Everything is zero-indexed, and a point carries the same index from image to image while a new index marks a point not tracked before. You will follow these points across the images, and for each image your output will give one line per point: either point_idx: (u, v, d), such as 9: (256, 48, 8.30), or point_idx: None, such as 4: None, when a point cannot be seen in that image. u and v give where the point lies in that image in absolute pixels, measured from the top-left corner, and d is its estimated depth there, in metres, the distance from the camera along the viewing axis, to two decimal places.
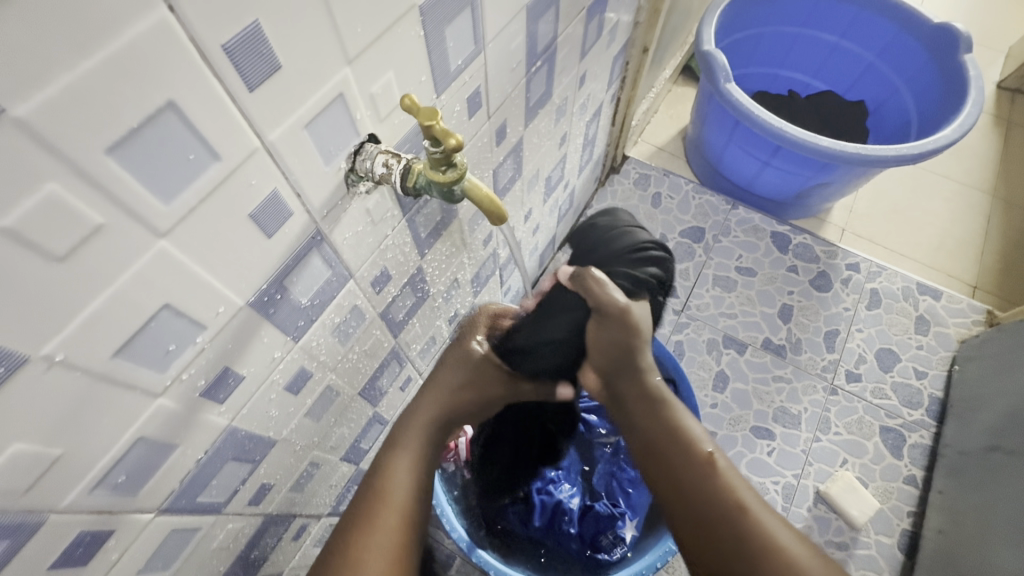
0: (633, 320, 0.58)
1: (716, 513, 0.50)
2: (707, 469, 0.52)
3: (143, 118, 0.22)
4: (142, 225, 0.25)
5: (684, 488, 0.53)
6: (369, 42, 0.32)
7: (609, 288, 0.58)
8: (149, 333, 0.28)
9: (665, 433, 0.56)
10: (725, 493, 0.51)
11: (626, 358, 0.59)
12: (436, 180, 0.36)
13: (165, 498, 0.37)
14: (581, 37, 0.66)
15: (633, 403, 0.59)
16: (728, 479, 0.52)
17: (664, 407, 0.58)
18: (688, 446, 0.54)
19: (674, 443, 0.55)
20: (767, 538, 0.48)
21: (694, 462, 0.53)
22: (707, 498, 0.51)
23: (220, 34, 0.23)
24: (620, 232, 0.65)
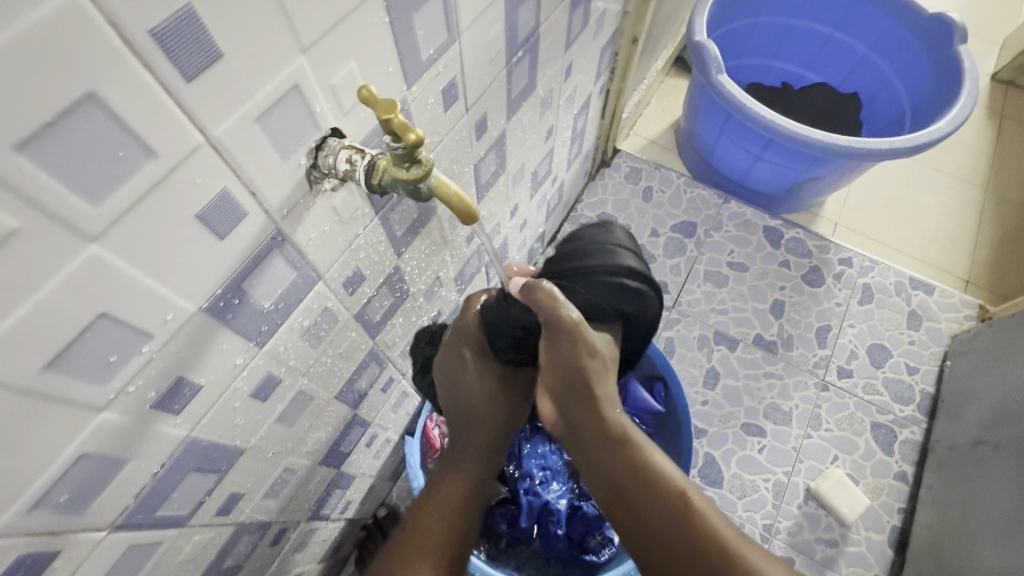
0: (586, 340, 0.53)
1: (699, 553, 0.50)
2: (684, 507, 0.52)
3: (58, 111, 0.20)
4: (67, 229, 0.23)
5: (661, 528, 0.52)
6: (327, 30, 0.30)
7: (561, 303, 0.52)
8: (86, 344, 0.26)
9: (636, 470, 0.54)
10: (705, 530, 0.51)
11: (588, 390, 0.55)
12: (400, 177, 0.33)
13: (120, 514, 0.35)
14: (566, 26, 0.64)
15: (594, 437, 0.56)
16: (704, 514, 0.52)
17: (631, 443, 0.55)
18: (661, 484, 0.53)
19: (646, 483, 0.53)
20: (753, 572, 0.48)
21: (671, 500, 0.52)
22: (690, 540, 0.50)
23: (148, 20, 0.21)
24: (596, 248, 0.56)
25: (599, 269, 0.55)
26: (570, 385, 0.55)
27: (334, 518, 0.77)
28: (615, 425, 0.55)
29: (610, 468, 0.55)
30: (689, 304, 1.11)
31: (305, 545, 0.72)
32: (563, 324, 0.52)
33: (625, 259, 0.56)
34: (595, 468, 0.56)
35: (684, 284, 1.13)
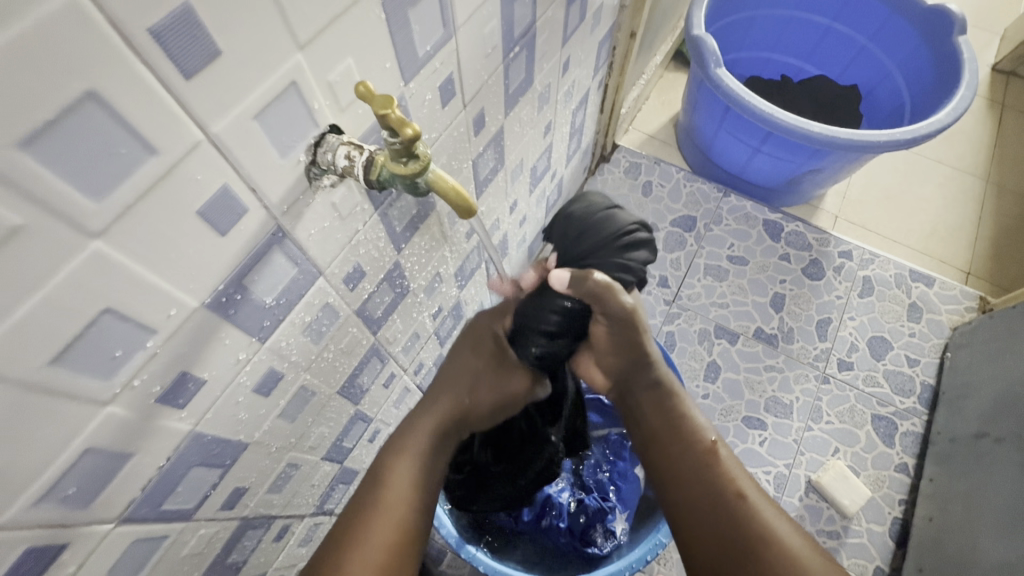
0: (639, 319, 0.61)
1: (715, 500, 0.55)
2: (711, 458, 0.58)
3: (61, 109, 0.21)
4: (71, 225, 0.23)
5: (686, 474, 0.58)
6: (322, 27, 0.30)
7: (617, 292, 0.57)
8: (90, 340, 0.27)
9: (671, 420, 0.61)
10: (726, 481, 0.56)
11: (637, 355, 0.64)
12: (398, 173, 0.34)
13: (126, 507, 0.35)
14: (563, 21, 0.64)
15: (645, 392, 0.64)
16: (728, 469, 0.57)
17: (676, 398, 0.63)
18: (692, 436, 0.60)
19: (681, 434, 0.60)
20: (761, 526, 0.52)
21: (699, 451, 0.58)
22: (710, 487, 0.56)
23: (145, 18, 0.22)
24: (596, 221, 0.59)
25: (612, 238, 0.58)
26: (623, 351, 0.64)
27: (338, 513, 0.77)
28: (659, 382, 0.64)
29: (650, 419, 0.63)
30: (689, 298, 1.12)
31: (309, 540, 0.73)
32: (623, 312, 0.59)
33: (626, 216, 0.59)
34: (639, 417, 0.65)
35: (684, 278, 1.13)
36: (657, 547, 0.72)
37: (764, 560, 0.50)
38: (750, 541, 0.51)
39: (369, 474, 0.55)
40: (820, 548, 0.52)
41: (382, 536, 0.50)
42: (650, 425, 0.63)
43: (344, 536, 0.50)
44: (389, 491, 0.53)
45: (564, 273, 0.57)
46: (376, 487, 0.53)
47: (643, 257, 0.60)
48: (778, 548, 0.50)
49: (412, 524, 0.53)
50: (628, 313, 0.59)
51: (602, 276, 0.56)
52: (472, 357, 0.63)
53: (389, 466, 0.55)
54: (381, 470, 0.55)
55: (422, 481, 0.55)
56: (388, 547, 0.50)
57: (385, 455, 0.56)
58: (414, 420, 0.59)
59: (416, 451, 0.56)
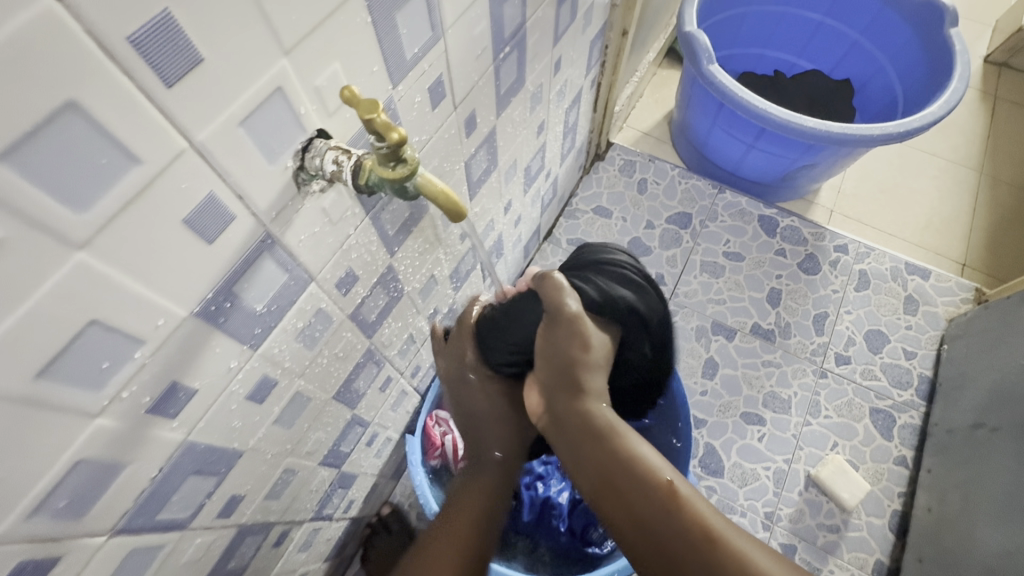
0: (586, 331, 0.54)
1: (689, 554, 0.46)
2: (672, 501, 0.48)
3: (39, 120, 0.20)
4: (55, 237, 0.23)
5: (652, 530, 0.48)
6: (307, 31, 0.30)
7: (565, 293, 0.54)
8: (78, 352, 0.26)
9: (620, 466, 0.51)
10: (693, 522, 0.47)
11: (576, 381, 0.54)
12: (386, 177, 0.33)
13: (119, 518, 0.35)
14: (553, 20, 0.64)
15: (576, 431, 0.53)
16: (693, 506, 0.48)
17: (615, 436, 0.52)
18: (647, 478, 0.49)
19: (632, 479, 0.50)
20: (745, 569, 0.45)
21: (658, 496, 0.48)
22: (678, 539, 0.47)
23: (124, 26, 0.21)
24: (604, 251, 0.65)
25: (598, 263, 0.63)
26: (558, 377, 0.54)
27: (338, 518, 0.77)
28: (599, 418, 0.53)
29: (596, 464, 0.52)
30: (685, 295, 1.12)
31: (309, 545, 0.72)
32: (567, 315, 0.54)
33: (621, 261, 0.65)
34: (581, 465, 0.53)
35: (680, 275, 1.13)
36: None
37: None
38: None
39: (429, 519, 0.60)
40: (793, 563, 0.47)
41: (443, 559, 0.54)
42: (596, 476, 0.52)
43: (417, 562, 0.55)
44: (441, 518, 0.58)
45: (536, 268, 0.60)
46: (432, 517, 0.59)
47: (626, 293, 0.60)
48: None
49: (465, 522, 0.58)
50: (571, 318, 0.53)
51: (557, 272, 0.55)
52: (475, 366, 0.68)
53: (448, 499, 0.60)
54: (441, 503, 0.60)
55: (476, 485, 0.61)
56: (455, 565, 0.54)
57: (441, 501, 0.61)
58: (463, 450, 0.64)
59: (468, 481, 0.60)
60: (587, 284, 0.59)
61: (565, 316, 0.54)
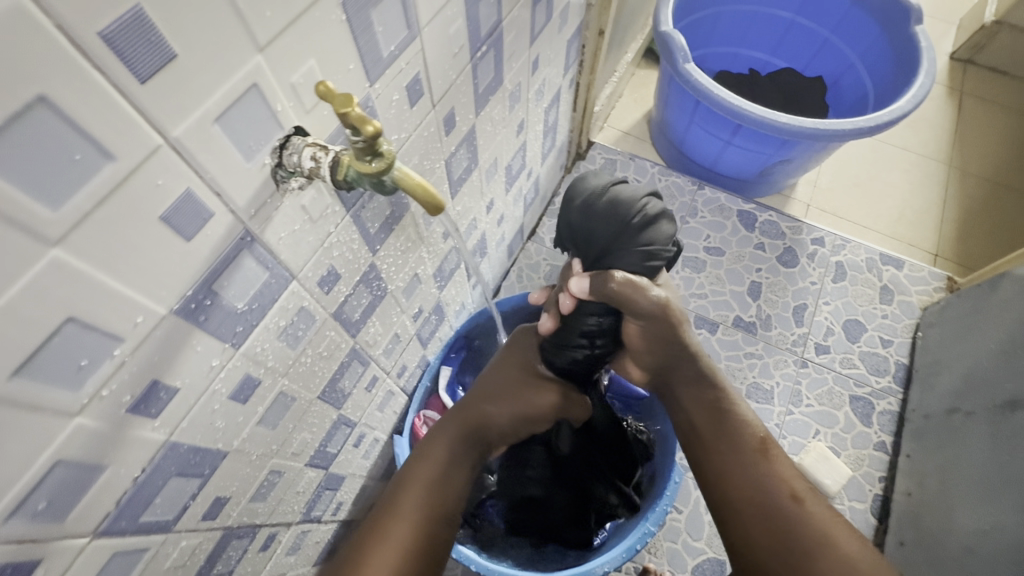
0: (673, 311, 0.63)
1: (772, 498, 0.55)
2: (764, 455, 0.58)
3: (9, 115, 0.20)
4: (28, 234, 0.23)
5: (743, 471, 0.58)
6: (282, 28, 0.30)
7: (644, 290, 0.60)
8: (54, 350, 0.26)
9: (718, 420, 0.62)
10: (779, 481, 0.56)
11: (672, 351, 0.65)
12: (364, 172, 0.34)
13: (101, 521, 0.35)
14: (529, 20, 0.65)
15: (687, 386, 0.66)
16: (781, 469, 0.57)
17: (723, 393, 0.65)
18: (744, 431, 0.61)
19: (728, 431, 0.61)
20: (820, 526, 0.52)
21: (751, 447, 0.59)
22: (760, 484, 0.56)
23: (94, 21, 0.21)
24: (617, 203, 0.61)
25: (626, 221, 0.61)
26: (665, 351, 0.66)
27: (326, 520, 0.77)
28: (703, 375, 0.66)
29: (691, 408, 0.65)
30: None
31: (298, 549, 0.72)
32: (655, 314, 0.62)
33: (632, 193, 0.61)
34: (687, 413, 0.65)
35: None
36: (646, 536, 0.73)
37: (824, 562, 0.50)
38: (812, 538, 0.52)
39: (392, 486, 0.57)
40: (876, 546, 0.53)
41: (399, 531, 0.52)
42: (695, 422, 0.64)
43: (373, 522, 0.53)
44: (405, 501, 0.55)
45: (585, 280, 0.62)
46: (397, 495, 0.56)
47: (664, 234, 0.62)
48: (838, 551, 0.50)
49: (426, 526, 0.54)
50: (660, 313, 0.62)
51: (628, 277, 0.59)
52: (498, 371, 0.72)
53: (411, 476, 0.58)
54: (403, 479, 0.58)
55: (443, 480, 0.59)
56: (405, 550, 0.51)
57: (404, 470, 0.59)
58: (437, 429, 0.64)
59: (435, 457, 0.60)
60: (636, 259, 0.61)
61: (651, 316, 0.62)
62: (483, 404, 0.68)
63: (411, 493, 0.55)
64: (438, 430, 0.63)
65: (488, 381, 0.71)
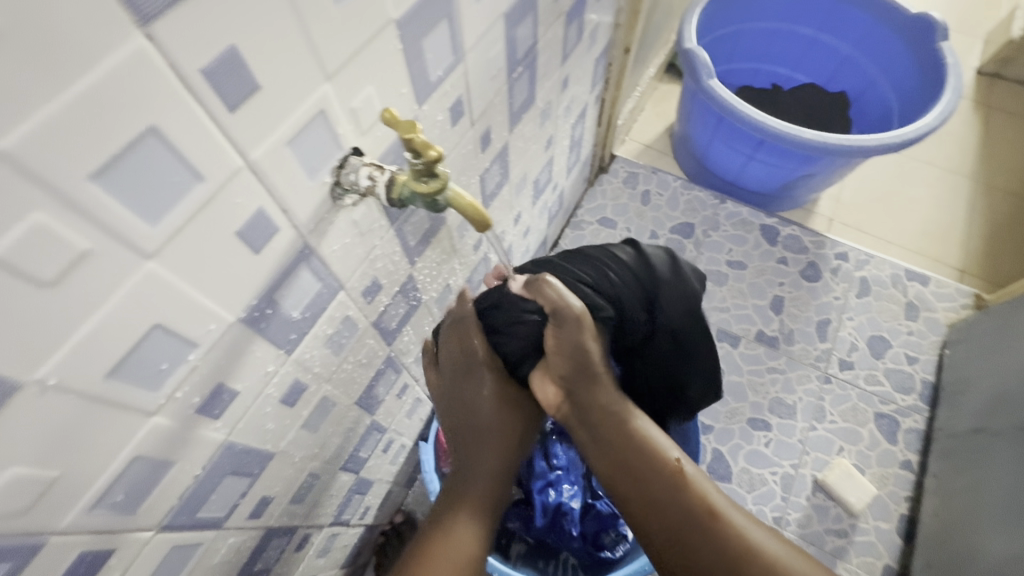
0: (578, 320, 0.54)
1: (692, 524, 0.54)
2: (681, 480, 0.56)
3: (125, 144, 0.23)
4: (130, 249, 0.25)
5: (665, 500, 0.56)
6: (347, 59, 0.32)
7: (566, 297, 0.54)
8: (141, 354, 0.29)
9: (632, 446, 0.57)
10: (695, 501, 0.55)
11: (588, 368, 0.56)
12: (419, 191, 0.36)
13: (165, 515, 0.37)
14: (562, 41, 0.67)
15: (601, 423, 0.57)
16: (695, 487, 0.56)
17: (630, 419, 0.58)
18: (658, 461, 0.56)
19: (648, 463, 0.56)
20: (741, 541, 0.53)
21: (668, 475, 0.56)
22: (683, 511, 0.55)
23: (198, 59, 0.24)
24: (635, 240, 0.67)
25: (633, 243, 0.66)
26: (577, 371, 0.56)
27: (354, 524, 0.78)
28: (618, 407, 0.57)
29: (607, 442, 0.57)
30: None
31: (327, 551, 0.74)
32: (573, 317, 0.54)
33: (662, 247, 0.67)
34: (598, 444, 0.58)
35: None
36: None
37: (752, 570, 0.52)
38: (735, 555, 0.53)
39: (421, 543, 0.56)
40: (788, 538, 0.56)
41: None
42: (608, 450, 0.57)
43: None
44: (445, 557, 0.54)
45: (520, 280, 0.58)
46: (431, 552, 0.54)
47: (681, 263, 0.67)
48: (758, 559, 0.53)
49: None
50: (574, 316, 0.54)
51: (551, 279, 0.54)
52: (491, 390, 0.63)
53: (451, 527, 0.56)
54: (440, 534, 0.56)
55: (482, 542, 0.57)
56: None
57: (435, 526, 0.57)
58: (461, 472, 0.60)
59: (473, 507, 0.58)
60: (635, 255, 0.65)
61: (566, 311, 0.54)
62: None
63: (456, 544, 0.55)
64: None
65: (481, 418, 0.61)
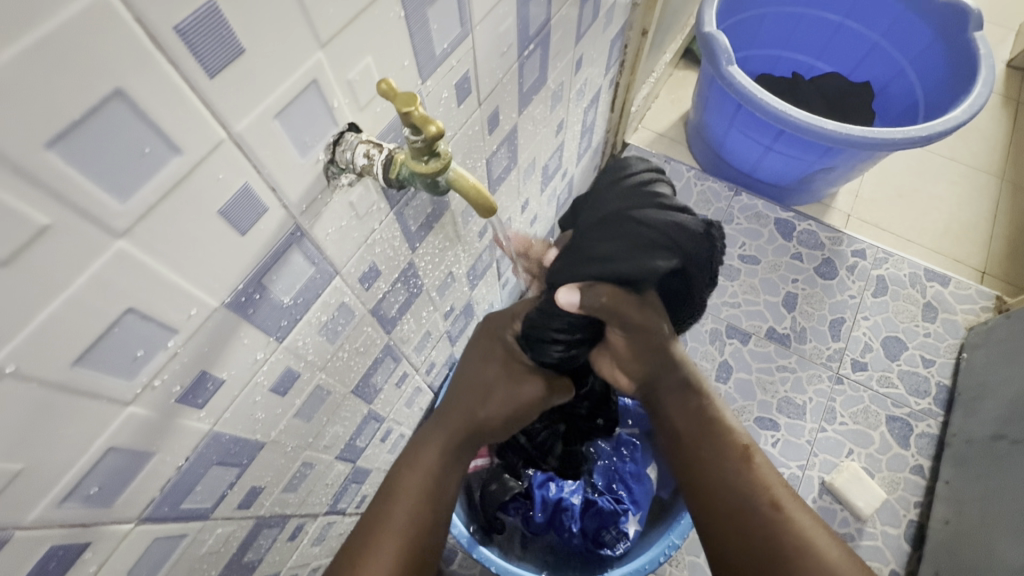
0: (636, 316, 0.53)
1: (749, 505, 0.51)
2: (746, 462, 0.54)
3: (88, 108, 0.20)
4: (96, 225, 0.23)
5: (721, 477, 0.54)
6: (344, 24, 0.30)
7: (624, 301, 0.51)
8: (114, 340, 0.27)
9: (704, 427, 0.57)
10: (759, 484, 0.52)
11: (665, 357, 0.58)
12: (418, 171, 0.34)
13: (145, 507, 0.35)
14: (576, 18, 0.63)
15: (670, 393, 0.59)
16: (762, 474, 0.53)
17: (703, 396, 0.59)
18: (727, 438, 0.56)
19: (713, 441, 0.56)
20: (798, 534, 0.49)
21: (733, 455, 0.55)
22: (744, 492, 0.52)
23: (172, 15, 0.21)
24: (615, 175, 0.51)
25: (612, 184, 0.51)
26: (647, 361, 0.58)
27: (350, 513, 0.77)
28: (688, 382, 0.59)
29: (678, 420, 0.58)
30: None
31: (322, 540, 0.72)
32: (641, 322, 0.53)
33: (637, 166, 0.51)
34: (665, 418, 0.60)
35: None
36: (669, 549, 0.71)
37: (808, 568, 0.46)
38: (787, 547, 0.48)
39: (379, 491, 0.52)
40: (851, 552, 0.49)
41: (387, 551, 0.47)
42: (674, 424, 0.58)
43: (347, 565, 0.47)
44: (393, 514, 0.50)
45: (569, 294, 0.50)
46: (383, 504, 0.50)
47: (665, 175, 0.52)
48: (818, 556, 0.47)
49: (419, 541, 0.49)
50: (646, 316, 0.53)
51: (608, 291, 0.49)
52: (483, 366, 0.60)
53: (399, 485, 0.52)
54: (391, 488, 0.52)
55: (431, 502, 0.52)
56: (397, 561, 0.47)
57: (395, 468, 0.54)
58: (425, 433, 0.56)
59: (429, 463, 0.54)
60: (639, 192, 0.50)
61: (631, 314, 0.52)
62: (479, 400, 0.59)
63: (402, 501, 0.50)
64: (428, 440, 0.55)
65: (471, 384, 0.60)
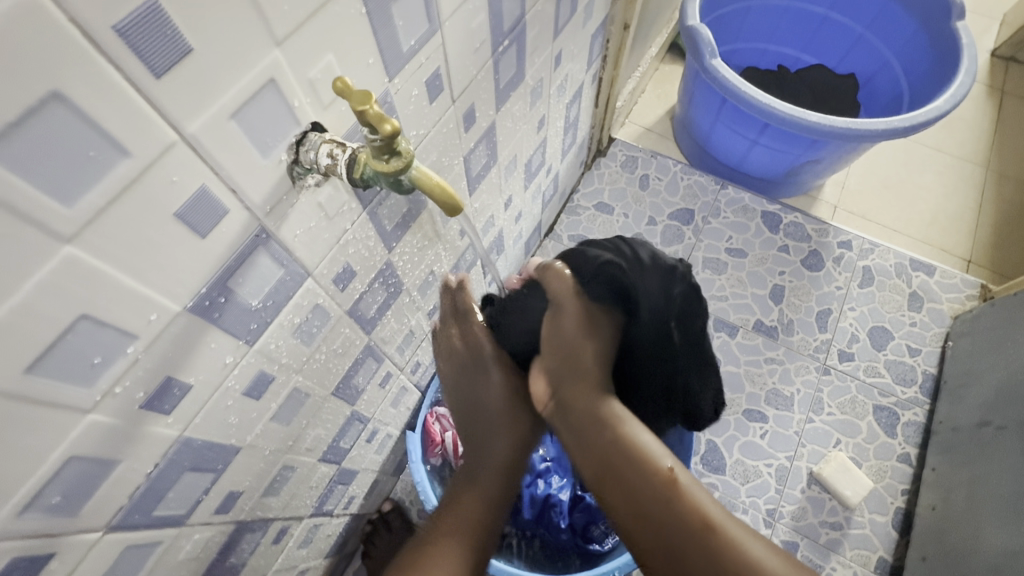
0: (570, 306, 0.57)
1: (683, 535, 0.48)
2: (673, 489, 0.50)
3: (24, 111, 0.20)
4: (42, 230, 0.23)
5: (649, 510, 0.49)
6: (301, 21, 0.29)
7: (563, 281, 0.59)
8: (67, 347, 0.26)
9: (625, 453, 0.52)
10: (690, 508, 0.49)
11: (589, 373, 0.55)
12: (381, 171, 0.33)
13: (115, 515, 0.35)
14: (553, 14, 0.63)
15: (585, 418, 0.54)
16: (692, 495, 0.50)
17: (619, 423, 0.53)
18: (651, 467, 0.50)
19: (636, 470, 0.51)
20: (737, 556, 0.47)
21: (659, 484, 0.50)
22: (673, 520, 0.48)
23: (111, 14, 0.21)
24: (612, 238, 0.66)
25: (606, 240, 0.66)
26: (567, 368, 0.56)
27: (337, 514, 0.77)
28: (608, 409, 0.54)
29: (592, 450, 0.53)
30: None
31: (310, 541, 0.72)
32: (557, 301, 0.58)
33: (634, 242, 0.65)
34: (587, 448, 0.53)
35: None
36: None
37: None
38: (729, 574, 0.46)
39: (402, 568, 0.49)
40: (783, 551, 0.49)
41: None
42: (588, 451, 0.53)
43: None
44: None
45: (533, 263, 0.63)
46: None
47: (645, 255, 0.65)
48: None
49: None
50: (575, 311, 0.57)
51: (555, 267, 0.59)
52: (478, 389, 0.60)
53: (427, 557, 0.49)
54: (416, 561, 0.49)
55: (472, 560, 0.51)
56: None
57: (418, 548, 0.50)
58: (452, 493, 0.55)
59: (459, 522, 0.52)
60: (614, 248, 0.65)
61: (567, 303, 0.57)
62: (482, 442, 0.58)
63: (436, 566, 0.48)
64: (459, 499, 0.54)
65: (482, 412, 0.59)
